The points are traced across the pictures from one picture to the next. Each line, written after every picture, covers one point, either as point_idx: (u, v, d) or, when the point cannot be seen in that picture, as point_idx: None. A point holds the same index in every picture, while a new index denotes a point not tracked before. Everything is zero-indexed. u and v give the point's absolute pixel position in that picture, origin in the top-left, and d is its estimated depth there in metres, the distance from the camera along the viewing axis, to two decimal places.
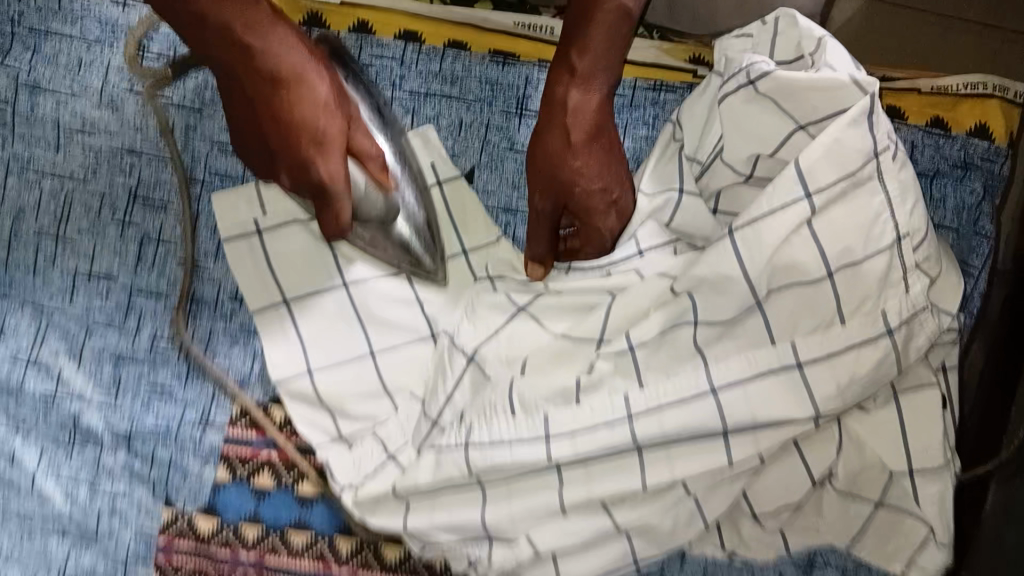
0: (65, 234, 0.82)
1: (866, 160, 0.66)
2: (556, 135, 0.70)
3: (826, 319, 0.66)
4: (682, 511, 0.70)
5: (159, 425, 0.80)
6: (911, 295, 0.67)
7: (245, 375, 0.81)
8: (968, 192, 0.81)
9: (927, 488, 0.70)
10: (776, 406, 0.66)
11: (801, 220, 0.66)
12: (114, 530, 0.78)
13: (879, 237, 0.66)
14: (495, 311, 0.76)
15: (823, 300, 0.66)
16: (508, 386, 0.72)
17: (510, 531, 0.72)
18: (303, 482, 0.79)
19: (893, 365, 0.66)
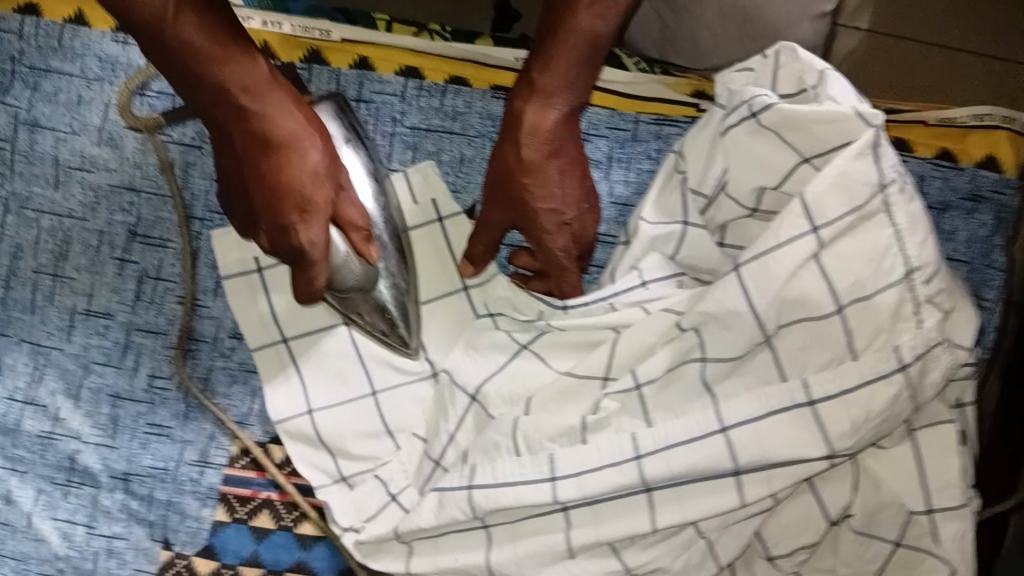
0: (62, 272, 0.81)
1: (873, 194, 0.64)
2: (509, 151, 0.69)
3: (837, 354, 0.64)
4: (694, 553, 0.68)
5: (157, 466, 0.78)
6: (925, 329, 0.64)
7: (245, 414, 0.79)
8: (979, 224, 0.80)
9: (948, 526, 0.67)
10: (790, 445, 0.63)
11: (808, 255, 0.64)
12: (110, 572, 0.77)
13: (889, 269, 0.64)
14: (495, 350, 0.74)
15: (834, 336, 0.64)
16: (513, 424, 0.70)
17: (516, 575, 0.69)
18: (303, 523, 0.77)
19: (907, 402, 0.64)
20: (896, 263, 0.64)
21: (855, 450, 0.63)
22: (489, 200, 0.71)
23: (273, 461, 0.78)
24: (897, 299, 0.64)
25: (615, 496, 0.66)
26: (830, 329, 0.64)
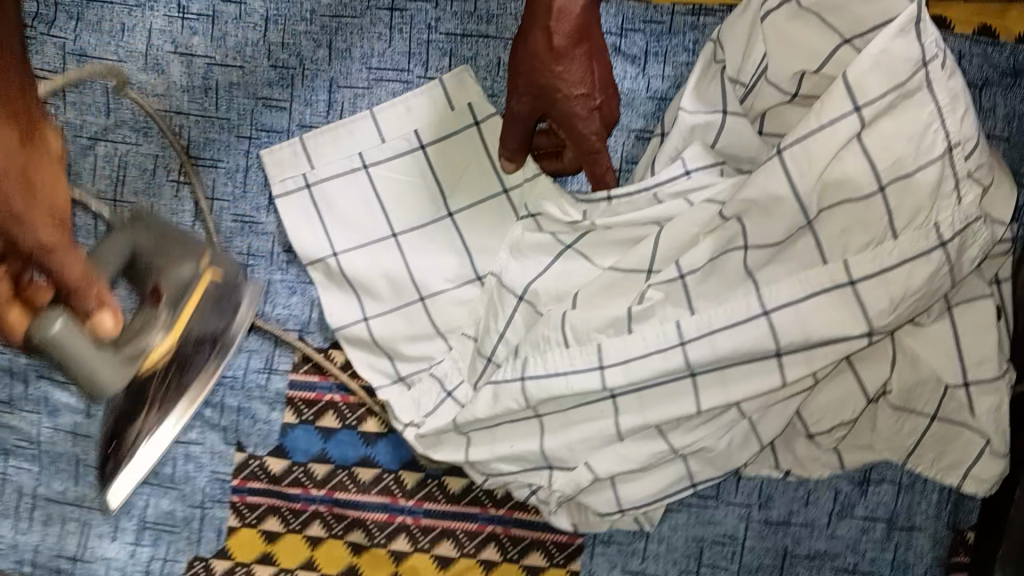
0: (122, 197, 0.85)
1: (915, 70, 0.65)
2: (539, 37, 0.67)
3: (881, 234, 0.66)
4: (738, 432, 0.72)
5: (226, 374, 0.83)
6: (964, 206, 0.66)
7: (305, 322, 0.84)
8: (1020, 99, 0.79)
9: (982, 399, 0.70)
10: (832, 324, 0.66)
11: (850, 135, 0.66)
12: (189, 475, 0.84)
13: (930, 147, 0.65)
14: (540, 250, 0.77)
15: (875, 213, 0.66)
16: (561, 319, 0.73)
17: (570, 459, 0.74)
18: (366, 421, 0.83)
19: (945, 280, 0.66)
20: (934, 142, 0.66)
21: (894, 326, 0.66)
22: (517, 94, 0.70)
23: (335, 365, 0.83)
24: (937, 176, 0.65)
25: (665, 382, 0.70)
26: (870, 208, 0.66)
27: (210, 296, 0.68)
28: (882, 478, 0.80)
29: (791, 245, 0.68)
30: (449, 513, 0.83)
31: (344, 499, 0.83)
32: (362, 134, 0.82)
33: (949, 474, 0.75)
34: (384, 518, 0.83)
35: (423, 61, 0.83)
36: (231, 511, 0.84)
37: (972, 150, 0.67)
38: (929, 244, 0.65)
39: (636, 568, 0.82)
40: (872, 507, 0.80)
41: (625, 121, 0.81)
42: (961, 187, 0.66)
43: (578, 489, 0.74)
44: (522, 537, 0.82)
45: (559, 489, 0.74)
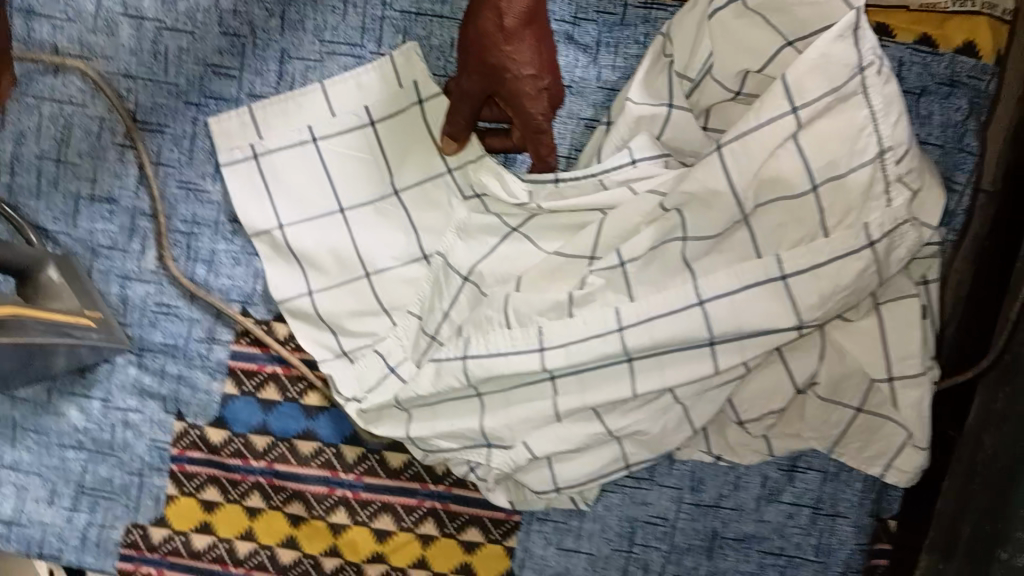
0: (65, 158, 0.83)
1: (852, 75, 0.67)
2: (489, 18, 0.67)
3: (814, 229, 0.69)
4: (671, 417, 0.74)
5: (168, 340, 0.83)
6: (893, 208, 0.68)
7: (248, 294, 0.83)
8: (954, 109, 0.82)
9: (907, 394, 0.73)
10: (763, 316, 0.68)
11: (789, 134, 0.68)
12: (128, 442, 0.84)
13: (860, 149, 0.68)
14: (485, 232, 0.78)
15: (808, 209, 0.68)
16: (504, 301, 0.74)
17: (509, 438, 0.75)
18: (308, 395, 0.83)
19: (874, 276, 0.68)
20: (866, 144, 0.68)
21: (823, 321, 0.69)
22: (467, 73, 0.70)
23: (277, 338, 0.83)
24: (868, 177, 0.68)
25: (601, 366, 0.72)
26: (802, 203, 0.68)
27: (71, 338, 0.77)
28: (809, 466, 0.83)
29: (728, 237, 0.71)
30: (388, 487, 0.84)
31: (284, 471, 0.83)
32: (315, 107, 0.81)
33: (872, 464, 0.78)
34: (323, 491, 0.83)
35: (376, 37, 0.82)
36: (169, 479, 0.84)
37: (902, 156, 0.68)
38: (858, 240, 0.67)
39: (570, 546, 0.84)
40: (798, 493, 0.83)
41: (574, 110, 0.82)
42: (892, 191, 0.68)
43: (515, 467, 0.76)
44: (460, 513, 0.84)
45: (497, 467, 0.76)
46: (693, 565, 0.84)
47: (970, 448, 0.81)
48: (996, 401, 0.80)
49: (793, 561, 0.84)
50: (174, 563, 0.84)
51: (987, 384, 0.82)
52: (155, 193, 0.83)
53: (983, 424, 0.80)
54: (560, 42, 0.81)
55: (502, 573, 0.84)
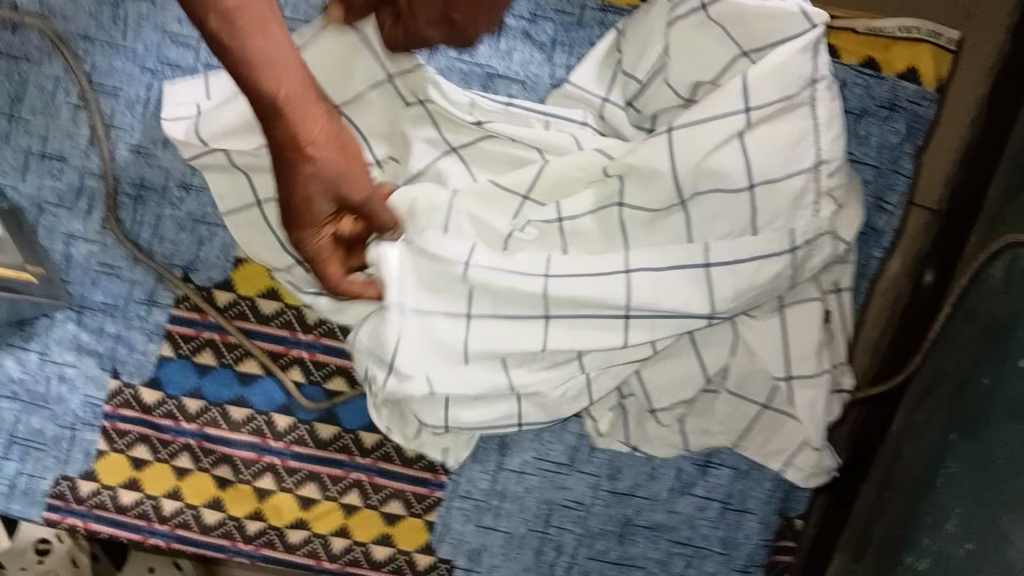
0: (17, 113, 0.85)
1: (803, 86, 0.71)
2: None
3: (742, 224, 0.72)
4: (574, 385, 0.78)
5: (108, 300, 0.85)
6: (818, 220, 0.72)
7: (190, 260, 0.85)
8: (892, 131, 0.85)
9: (804, 394, 0.78)
10: (677, 297, 0.72)
11: (735, 131, 0.71)
12: (63, 396, 0.86)
13: (796, 158, 0.71)
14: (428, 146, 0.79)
15: (743, 207, 0.71)
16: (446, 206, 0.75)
17: (412, 367, 0.74)
18: (244, 362, 0.85)
19: (788, 278, 0.73)
20: (805, 157, 0.71)
21: (734, 313, 0.73)
22: None
23: (215, 305, 0.85)
24: (793, 188, 0.71)
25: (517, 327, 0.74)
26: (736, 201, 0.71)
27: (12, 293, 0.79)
28: (722, 463, 0.87)
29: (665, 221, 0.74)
30: (315, 457, 0.86)
31: (214, 435, 0.85)
32: None
33: (774, 460, 0.82)
34: (251, 457, 0.86)
35: None
36: (100, 435, 0.86)
37: (837, 172, 0.72)
38: (780, 245, 0.72)
39: (488, 524, 0.87)
40: (709, 488, 0.87)
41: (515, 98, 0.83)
42: (822, 203, 0.72)
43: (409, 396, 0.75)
44: (384, 486, 0.86)
45: (390, 387, 0.75)
46: (604, 550, 0.87)
47: (890, 453, 0.88)
48: (918, 413, 0.86)
49: (699, 552, 0.88)
50: (100, 515, 0.86)
51: (912, 393, 0.88)
52: (104, 153, 0.84)
53: (903, 434, 0.87)
54: (517, 37, 0.84)
55: (421, 546, 0.87)
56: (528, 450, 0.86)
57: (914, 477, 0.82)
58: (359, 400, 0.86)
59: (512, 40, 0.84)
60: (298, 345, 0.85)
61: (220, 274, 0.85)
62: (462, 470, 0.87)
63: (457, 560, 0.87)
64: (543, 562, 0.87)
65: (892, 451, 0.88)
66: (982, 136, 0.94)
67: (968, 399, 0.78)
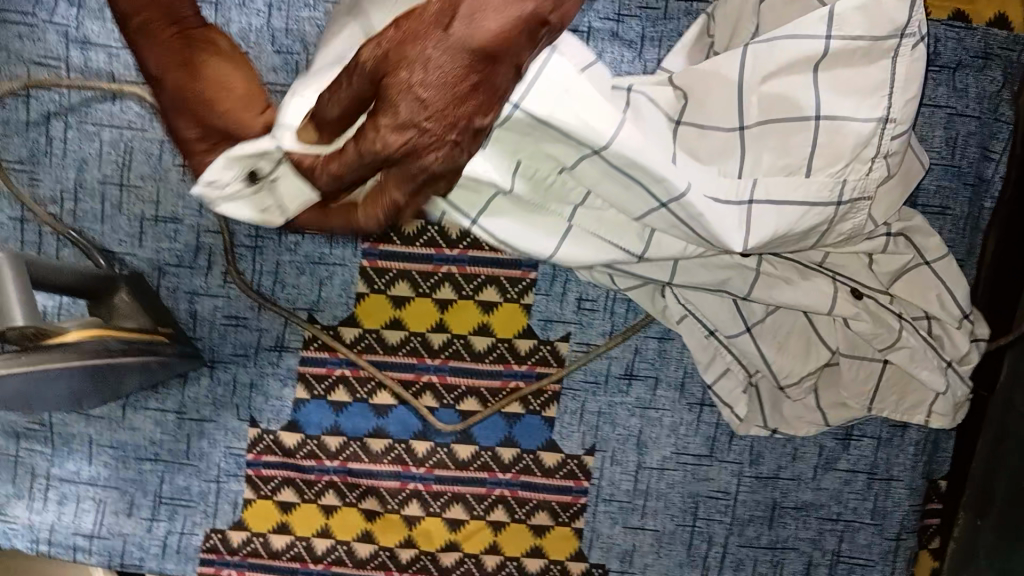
0: (127, 181, 0.87)
1: (891, 34, 0.66)
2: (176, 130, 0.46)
3: (787, 164, 0.67)
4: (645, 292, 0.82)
5: (239, 351, 0.87)
6: (869, 179, 0.68)
7: (315, 301, 0.86)
8: (989, 80, 0.85)
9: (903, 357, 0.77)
10: (721, 210, 0.64)
11: (809, 59, 0.67)
12: (205, 451, 0.87)
13: (870, 105, 0.67)
14: None
15: (802, 137, 0.67)
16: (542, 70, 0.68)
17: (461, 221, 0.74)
18: (378, 394, 0.87)
19: (823, 229, 0.69)
20: (875, 112, 0.67)
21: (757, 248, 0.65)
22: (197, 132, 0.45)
23: (344, 341, 0.86)
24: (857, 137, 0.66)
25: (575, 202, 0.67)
26: (795, 147, 0.67)
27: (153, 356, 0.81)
28: (863, 434, 0.87)
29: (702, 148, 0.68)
30: (458, 478, 0.87)
31: (357, 469, 0.87)
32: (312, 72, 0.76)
33: (913, 414, 0.81)
34: (396, 486, 0.87)
35: None
36: (246, 483, 0.87)
37: (901, 135, 0.67)
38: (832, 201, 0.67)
39: (636, 524, 0.87)
40: (853, 460, 0.87)
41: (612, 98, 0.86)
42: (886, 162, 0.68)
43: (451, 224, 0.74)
44: (529, 499, 0.87)
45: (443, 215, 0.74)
46: (755, 536, 0.87)
47: (1003, 403, 0.84)
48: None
49: (850, 525, 0.87)
50: (254, 564, 0.87)
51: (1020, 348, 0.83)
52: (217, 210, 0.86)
53: (1014, 382, 0.83)
54: (606, 39, 0.84)
55: (571, 554, 0.87)
56: (666, 447, 0.87)
57: None
58: (493, 416, 0.87)
59: (601, 41, 0.84)
60: (428, 371, 0.87)
61: (344, 310, 0.86)
62: (603, 473, 0.87)
63: (610, 564, 0.87)
64: (696, 556, 0.87)
65: (1003, 400, 0.83)
66: None
67: None
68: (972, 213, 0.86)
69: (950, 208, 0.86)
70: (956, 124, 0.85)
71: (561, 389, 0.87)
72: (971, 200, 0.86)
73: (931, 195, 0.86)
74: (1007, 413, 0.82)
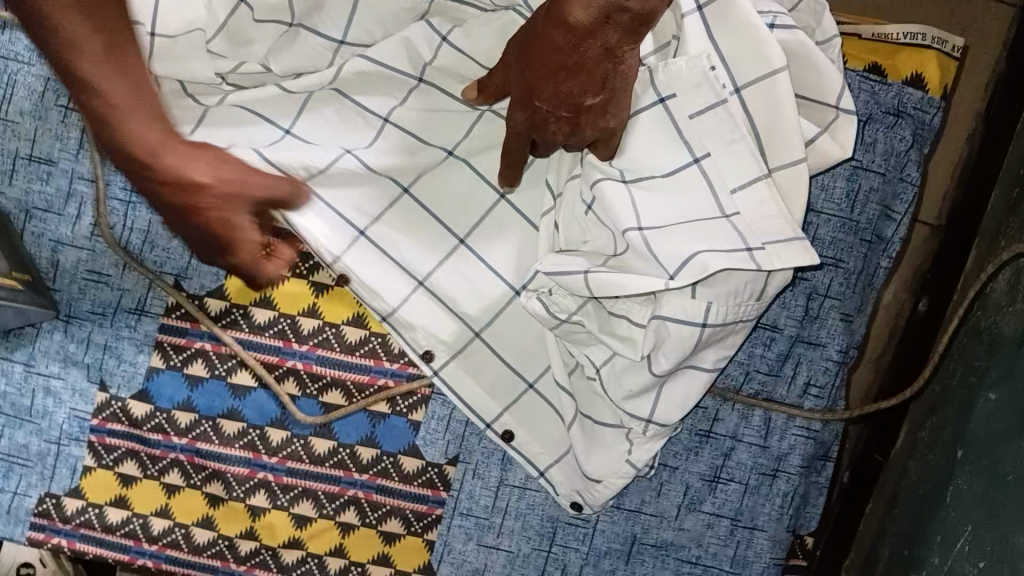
0: (6, 115, 0.82)
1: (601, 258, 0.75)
2: None
3: (484, 303, 0.82)
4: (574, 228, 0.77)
5: (96, 310, 0.82)
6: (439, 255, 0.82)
7: (183, 268, 0.83)
8: (898, 138, 0.83)
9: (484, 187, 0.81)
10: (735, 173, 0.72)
11: (648, 385, 0.74)
12: (48, 410, 0.82)
13: (396, 288, 0.81)
14: (390, 208, 0.81)
15: (418, 309, 0.82)
16: (421, 304, 0.82)
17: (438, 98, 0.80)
18: (237, 373, 0.82)
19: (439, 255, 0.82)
20: (632, 351, 0.73)
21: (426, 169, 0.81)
22: None
23: (208, 314, 0.82)
24: (460, 193, 0.82)
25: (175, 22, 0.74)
26: (421, 228, 0.82)
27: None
28: (731, 479, 0.84)
29: (357, 183, 0.80)
30: (309, 473, 0.83)
31: (204, 450, 0.82)
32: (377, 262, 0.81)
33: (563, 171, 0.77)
34: (245, 473, 0.82)
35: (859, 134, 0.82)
36: (87, 450, 0.82)
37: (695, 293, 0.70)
38: (450, 237, 0.82)
39: (490, 543, 0.84)
40: (719, 505, 0.84)
41: (816, 204, 0.82)
42: (589, 232, 0.77)
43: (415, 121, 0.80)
44: (382, 504, 0.83)
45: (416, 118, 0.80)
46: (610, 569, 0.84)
47: (896, 472, 0.85)
48: (921, 432, 0.83)
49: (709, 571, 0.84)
50: (86, 535, 0.82)
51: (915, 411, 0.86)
52: (95, 158, 0.82)
53: (908, 452, 0.84)
54: (880, 129, 0.83)
55: (419, 566, 0.83)
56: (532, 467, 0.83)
57: (922, 497, 0.79)
58: (357, 413, 0.83)
59: (876, 133, 0.83)
60: (292, 356, 0.83)
61: (214, 281, 0.83)
62: (464, 486, 0.84)
63: None
64: None
65: (897, 471, 0.85)
66: (994, 134, 0.88)
67: (969, 418, 0.76)
68: (865, 270, 0.84)
69: (844, 261, 0.83)
70: (859, 178, 0.82)
71: (432, 393, 0.84)
72: (866, 257, 0.84)
73: (826, 246, 0.83)
74: (899, 484, 0.84)
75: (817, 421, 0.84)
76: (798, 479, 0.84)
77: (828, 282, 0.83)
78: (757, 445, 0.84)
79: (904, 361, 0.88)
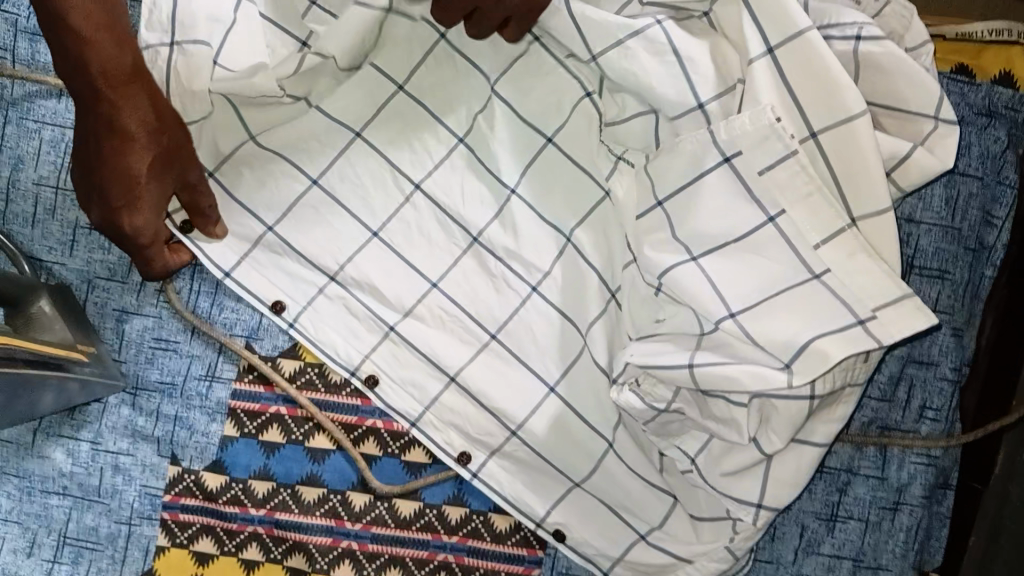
0: (65, 184, 0.80)
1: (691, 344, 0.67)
2: None
3: (523, 393, 0.76)
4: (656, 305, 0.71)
5: (165, 380, 0.79)
6: (478, 353, 0.77)
7: (253, 329, 0.79)
8: (993, 140, 0.80)
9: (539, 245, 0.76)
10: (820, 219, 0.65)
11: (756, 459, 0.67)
12: (117, 489, 0.78)
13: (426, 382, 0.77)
14: (422, 306, 0.77)
15: (451, 404, 0.76)
16: (464, 400, 0.77)
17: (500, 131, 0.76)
18: (315, 437, 0.78)
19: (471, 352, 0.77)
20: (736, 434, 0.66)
21: (463, 260, 0.77)
22: None
23: (283, 376, 0.79)
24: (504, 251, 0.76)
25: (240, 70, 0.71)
26: (453, 301, 0.77)
27: (70, 379, 0.72)
28: (850, 516, 0.78)
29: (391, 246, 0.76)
30: (395, 539, 0.77)
31: (285, 521, 0.77)
32: (404, 361, 0.77)
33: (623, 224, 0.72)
34: (328, 543, 0.77)
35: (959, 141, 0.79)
36: (160, 529, 0.78)
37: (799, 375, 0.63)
38: (482, 331, 0.76)
39: None
40: (838, 545, 0.78)
41: (916, 215, 0.79)
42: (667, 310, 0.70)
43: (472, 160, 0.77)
44: (475, 568, 0.77)
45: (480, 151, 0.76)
46: None
47: (998, 498, 0.77)
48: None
49: None
50: None
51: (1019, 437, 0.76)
52: None
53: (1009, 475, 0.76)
54: (974, 131, 0.80)
55: None
56: None
57: None
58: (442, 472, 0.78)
59: (969, 135, 0.80)
60: (372, 415, 0.79)
61: (286, 341, 0.79)
62: None
63: None
64: None
65: (997, 497, 0.77)
66: None
67: None
68: (971, 280, 0.80)
69: (950, 272, 0.79)
70: (957, 184, 0.79)
71: None
72: (972, 266, 0.80)
73: (930, 257, 0.79)
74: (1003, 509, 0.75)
75: (937, 447, 0.78)
76: (922, 511, 0.78)
77: (935, 296, 0.79)
78: (874, 478, 0.78)
79: (999, 381, 0.79)
